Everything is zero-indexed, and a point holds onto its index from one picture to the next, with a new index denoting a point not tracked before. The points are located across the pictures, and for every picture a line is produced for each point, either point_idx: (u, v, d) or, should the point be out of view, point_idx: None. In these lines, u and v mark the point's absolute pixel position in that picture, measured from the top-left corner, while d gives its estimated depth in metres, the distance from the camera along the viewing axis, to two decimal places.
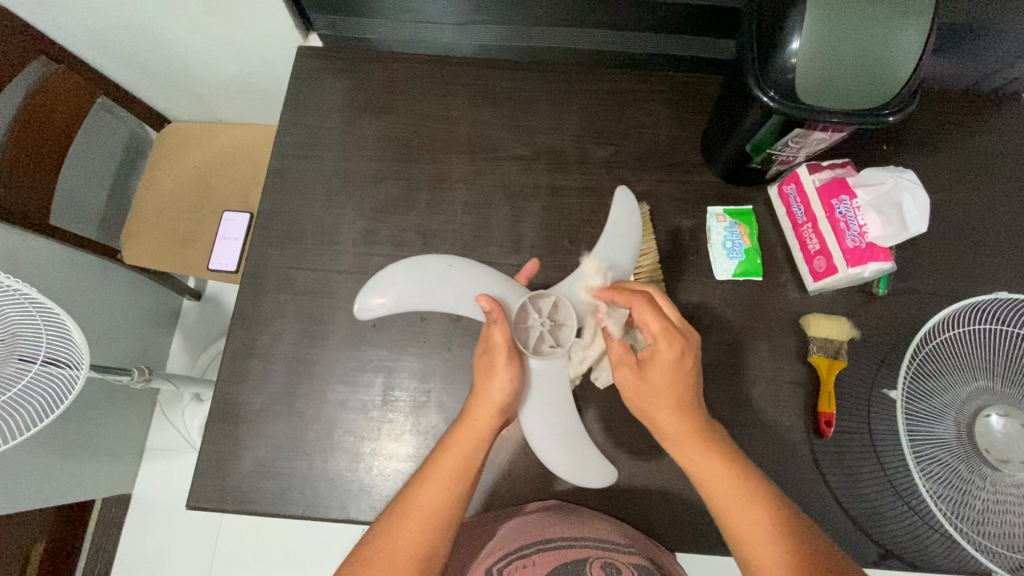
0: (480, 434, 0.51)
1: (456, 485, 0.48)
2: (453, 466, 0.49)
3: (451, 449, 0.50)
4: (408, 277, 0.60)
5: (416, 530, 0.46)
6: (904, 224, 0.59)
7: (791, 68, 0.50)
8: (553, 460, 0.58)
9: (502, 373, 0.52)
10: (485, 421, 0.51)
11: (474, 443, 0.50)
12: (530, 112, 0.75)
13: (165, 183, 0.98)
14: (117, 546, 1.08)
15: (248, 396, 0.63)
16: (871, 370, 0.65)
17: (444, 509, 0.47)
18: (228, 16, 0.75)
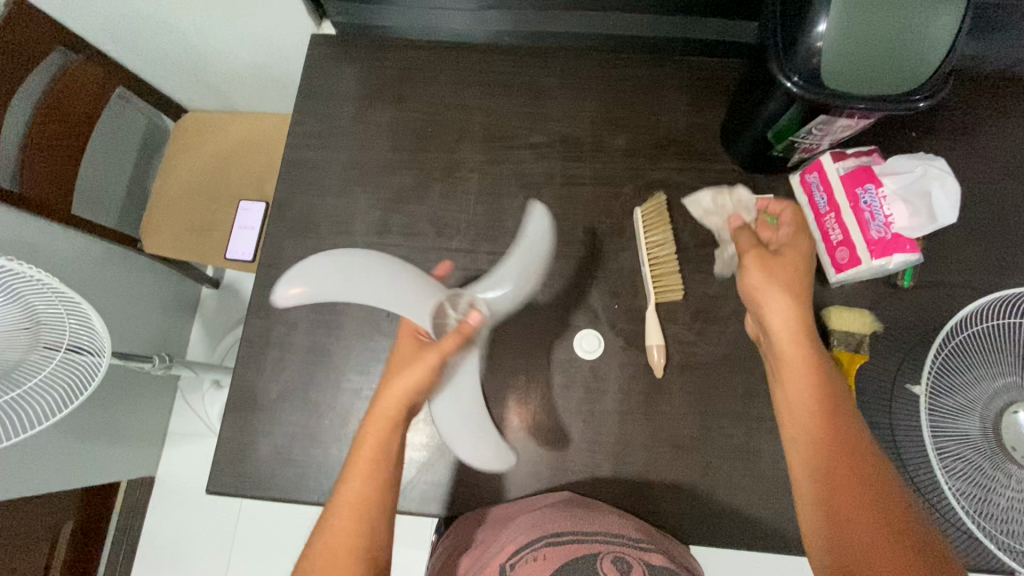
0: (389, 420, 0.52)
1: (377, 474, 0.50)
2: (371, 457, 0.50)
3: (367, 439, 0.51)
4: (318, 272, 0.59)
5: (349, 522, 0.47)
6: (933, 215, 0.57)
7: (817, 51, 0.48)
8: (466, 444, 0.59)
9: (419, 371, 0.53)
10: (393, 409, 0.52)
11: (377, 431, 0.51)
12: (544, 100, 0.74)
13: (183, 173, 0.99)
14: (142, 525, 1.12)
15: (264, 385, 0.64)
16: (894, 363, 0.63)
17: (370, 501, 0.49)
18: (241, 5, 0.75)
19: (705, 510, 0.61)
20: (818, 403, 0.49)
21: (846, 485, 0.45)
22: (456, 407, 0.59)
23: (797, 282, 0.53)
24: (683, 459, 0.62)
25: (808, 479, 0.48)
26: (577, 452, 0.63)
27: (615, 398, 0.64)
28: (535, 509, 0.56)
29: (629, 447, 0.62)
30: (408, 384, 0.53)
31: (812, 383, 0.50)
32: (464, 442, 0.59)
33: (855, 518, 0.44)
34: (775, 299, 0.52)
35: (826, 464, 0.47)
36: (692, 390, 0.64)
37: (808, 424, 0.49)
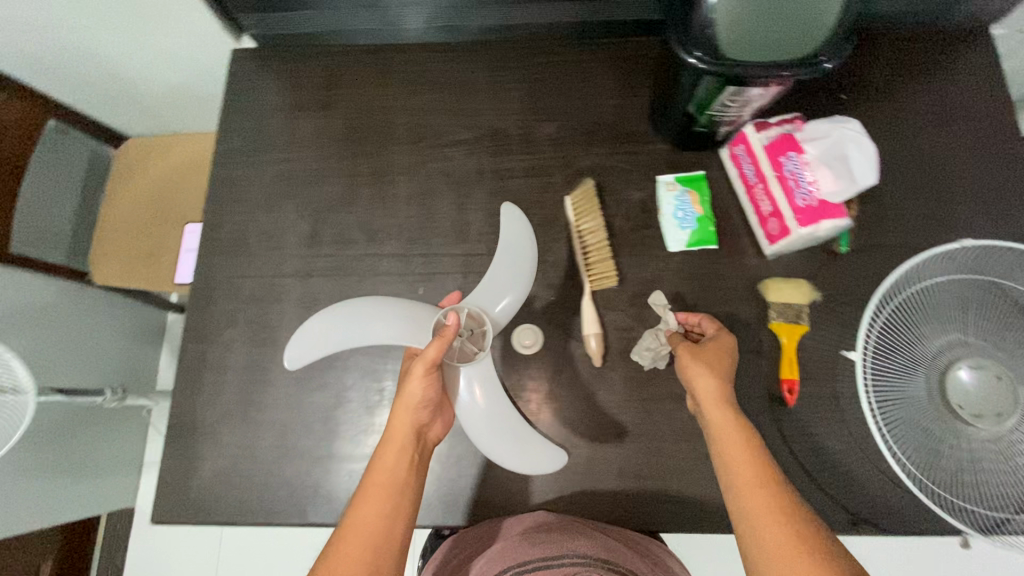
0: (402, 444, 0.53)
1: (390, 497, 0.51)
2: (383, 480, 0.51)
3: (379, 464, 0.52)
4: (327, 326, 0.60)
5: (358, 550, 0.48)
6: (853, 176, 0.55)
7: (711, 23, 0.47)
8: (504, 455, 0.59)
9: (417, 383, 0.54)
10: (403, 433, 0.53)
11: (393, 456, 0.52)
12: (470, 95, 0.72)
13: (126, 200, 0.97)
14: (124, 559, 1.11)
15: (203, 408, 0.63)
16: (835, 331, 0.63)
17: (380, 527, 0.49)
18: (157, 25, 0.73)
19: (653, 497, 0.60)
20: (751, 477, 0.48)
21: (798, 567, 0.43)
22: (485, 415, 0.59)
23: (726, 366, 0.55)
24: (629, 448, 0.62)
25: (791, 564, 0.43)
26: None
27: (558, 391, 0.63)
28: (507, 535, 0.57)
29: (574, 439, 0.62)
30: (408, 399, 0.54)
31: (741, 457, 0.49)
32: (504, 448, 0.59)
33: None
34: (704, 380, 0.53)
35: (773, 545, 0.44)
36: (634, 376, 0.63)
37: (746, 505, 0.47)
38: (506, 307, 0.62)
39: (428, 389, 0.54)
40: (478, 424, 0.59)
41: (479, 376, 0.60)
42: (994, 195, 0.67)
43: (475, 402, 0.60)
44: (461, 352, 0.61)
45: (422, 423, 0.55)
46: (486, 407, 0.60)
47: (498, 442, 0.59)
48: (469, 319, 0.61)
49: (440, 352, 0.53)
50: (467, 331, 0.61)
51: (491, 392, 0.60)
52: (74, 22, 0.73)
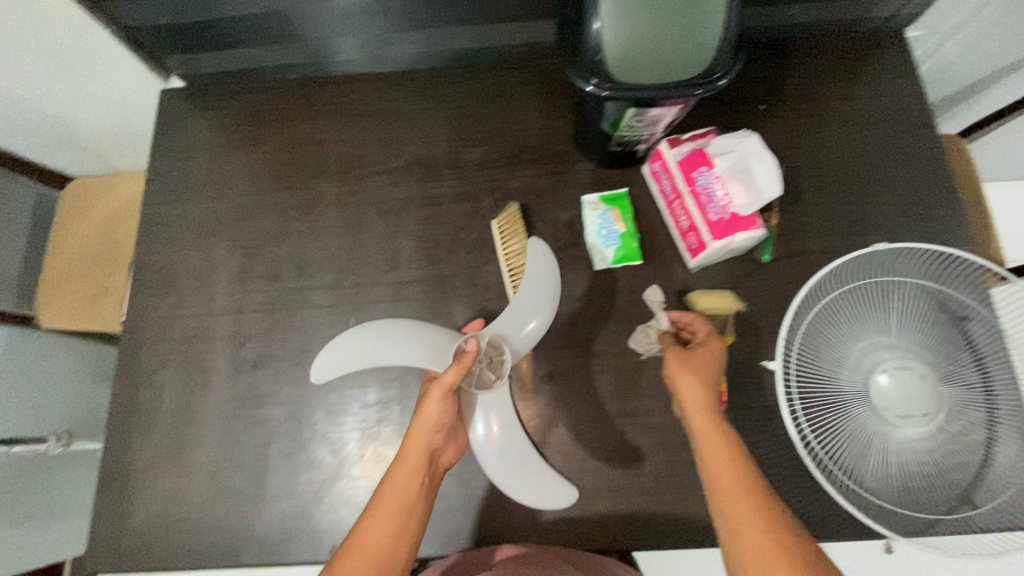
0: (415, 464, 0.53)
1: (399, 516, 0.51)
2: (395, 497, 0.51)
3: (391, 480, 0.53)
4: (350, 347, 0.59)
5: (361, 565, 0.48)
6: (757, 189, 0.56)
7: (599, 49, 0.48)
8: (514, 489, 0.58)
9: (434, 407, 0.54)
10: (417, 453, 0.54)
11: (407, 474, 0.53)
12: (397, 124, 0.73)
13: (71, 243, 0.97)
14: None
15: (135, 454, 0.63)
16: (761, 340, 0.63)
17: (386, 545, 0.49)
18: (82, 71, 0.74)
19: (588, 517, 0.60)
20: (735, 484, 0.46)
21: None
22: (500, 450, 0.59)
23: (712, 368, 0.54)
24: (563, 469, 0.62)
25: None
26: (459, 475, 0.62)
27: None
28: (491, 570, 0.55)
29: None
30: (424, 422, 0.54)
31: (724, 466, 0.48)
32: (519, 488, 0.58)
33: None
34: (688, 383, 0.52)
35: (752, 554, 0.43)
36: (566, 396, 0.63)
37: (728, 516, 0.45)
38: (528, 336, 0.61)
39: (444, 413, 0.55)
40: (494, 460, 0.59)
41: (496, 405, 0.60)
42: (912, 196, 0.68)
43: (494, 435, 0.59)
44: (480, 378, 0.61)
45: (436, 446, 0.56)
46: (502, 441, 0.59)
47: (513, 482, 0.58)
48: (491, 346, 0.61)
49: (457, 378, 0.54)
50: (487, 357, 0.61)
51: (506, 426, 0.60)
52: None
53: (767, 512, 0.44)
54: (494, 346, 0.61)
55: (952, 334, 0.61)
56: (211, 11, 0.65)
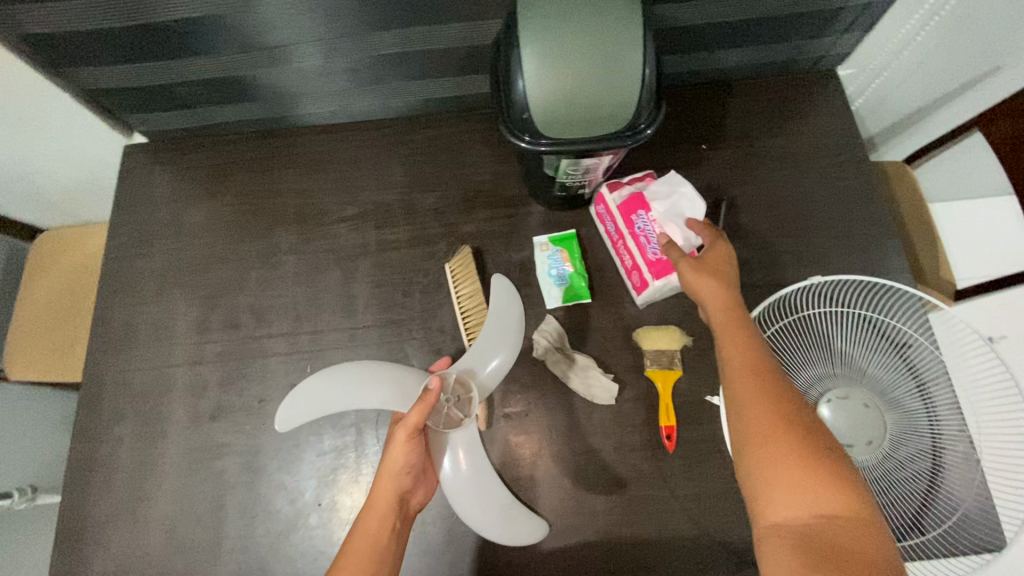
0: (383, 511, 0.54)
1: (367, 566, 0.52)
2: (364, 546, 0.52)
3: (361, 528, 0.53)
4: (321, 384, 0.60)
5: None
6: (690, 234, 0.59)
7: (524, 107, 0.51)
8: (487, 527, 0.58)
9: (400, 450, 0.54)
10: (384, 500, 0.54)
11: (378, 520, 0.54)
12: (355, 172, 0.76)
13: (39, 296, 0.98)
14: None
15: (90, 511, 0.62)
16: (710, 373, 0.65)
17: None
18: (45, 131, 0.76)
19: (543, 559, 0.61)
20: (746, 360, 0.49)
21: (774, 447, 0.44)
22: (471, 487, 0.59)
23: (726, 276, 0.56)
24: None
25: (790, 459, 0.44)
26: None
27: None
28: None
29: None
30: (391, 466, 0.54)
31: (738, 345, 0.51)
32: (493, 524, 0.58)
33: (782, 459, 0.44)
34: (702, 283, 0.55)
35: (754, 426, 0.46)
36: (519, 436, 0.64)
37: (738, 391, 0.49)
38: (495, 370, 0.62)
39: (410, 455, 0.55)
40: (466, 499, 0.58)
41: (466, 444, 0.60)
42: (851, 228, 0.71)
43: (465, 473, 0.59)
44: (448, 417, 0.60)
45: (405, 490, 0.56)
46: (471, 480, 0.59)
47: (486, 519, 0.58)
48: (458, 384, 0.61)
49: (421, 418, 0.54)
50: (454, 396, 0.61)
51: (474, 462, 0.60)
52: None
53: (776, 388, 0.47)
54: (459, 385, 0.61)
55: (894, 361, 0.63)
56: (171, 74, 0.68)
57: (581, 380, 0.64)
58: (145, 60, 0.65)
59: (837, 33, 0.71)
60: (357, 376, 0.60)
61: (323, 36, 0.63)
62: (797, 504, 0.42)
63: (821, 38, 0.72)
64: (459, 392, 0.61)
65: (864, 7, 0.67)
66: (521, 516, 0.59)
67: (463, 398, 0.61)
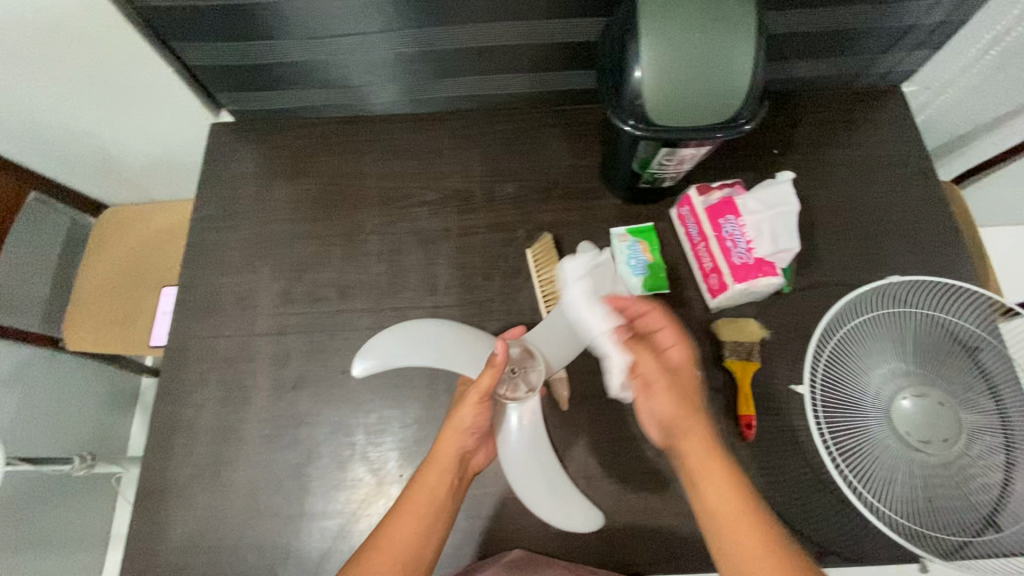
0: (445, 467, 0.57)
1: (423, 518, 0.54)
2: (424, 498, 0.55)
3: (424, 481, 0.56)
4: (397, 341, 0.65)
5: (389, 560, 0.52)
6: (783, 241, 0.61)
7: (637, 94, 0.53)
8: (539, 506, 0.61)
9: (469, 410, 0.58)
10: (449, 456, 0.57)
11: (439, 476, 0.57)
12: (437, 159, 0.78)
13: (101, 268, 1.00)
14: None
15: (173, 470, 0.64)
16: (785, 367, 0.66)
17: (413, 544, 0.53)
18: (139, 105, 0.79)
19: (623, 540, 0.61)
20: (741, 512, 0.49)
21: None
22: (525, 464, 0.62)
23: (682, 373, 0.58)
24: (599, 492, 0.63)
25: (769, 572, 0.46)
26: (491, 496, 0.64)
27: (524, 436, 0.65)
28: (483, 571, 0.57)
29: None
30: (458, 423, 0.58)
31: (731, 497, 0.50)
32: (543, 502, 0.61)
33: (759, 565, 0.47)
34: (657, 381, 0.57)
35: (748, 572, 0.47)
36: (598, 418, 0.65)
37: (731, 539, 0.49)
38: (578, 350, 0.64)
39: (478, 417, 0.58)
40: (519, 473, 0.62)
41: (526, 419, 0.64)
42: (918, 235, 0.73)
43: (522, 446, 0.62)
44: (512, 386, 0.64)
45: (466, 450, 0.59)
46: (528, 451, 0.63)
47: (538, 497, 0.61)
48: (523, 356, 0.65)
49: (493, 381, 0.57)
50: (519, 367, 0.64)
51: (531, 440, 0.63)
52: (51, 99, 0.77)
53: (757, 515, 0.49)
54: (526, 356, 0.65)
55: (963, 363, 0.65)
56: (259, 56, 0.70)
57: None
58: (238, 39, 0.68)
59: (905, 50, 0.73)
60: (430, 337, 0.65)
61: (415, 26, 0.66)
62: None
63: (888, 54, 0.74)
64: (523, 364, 0.64)
65: (936, 26, 0.69)
66: (575, 499, 0.61)
67: (529, 369, 0.64)
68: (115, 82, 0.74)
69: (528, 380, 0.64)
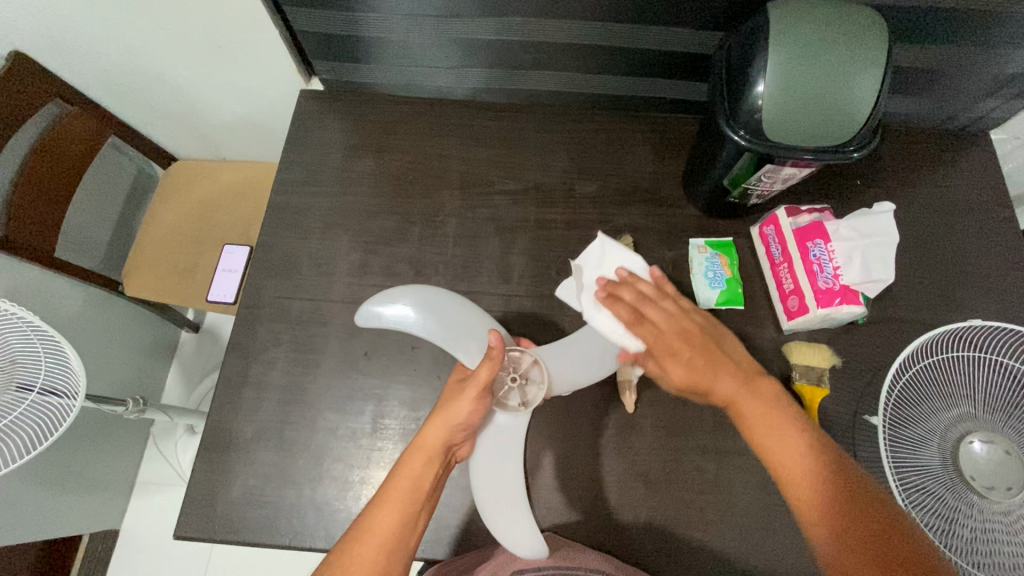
0: (431, 457, 0.54)
1: (409, 504, 0.52)
2: (407, 487, 0.52)
3: (406, 470, 0.53)
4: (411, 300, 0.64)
5: (372, 548, 0.49)
6: (873, 271, 0.63)
7: (759, 108, 0.53)
8: (491, 515, 0.59)
9: (465, 401, 0.55)
10: (435, 445, 0.54)
11: (424, 465, 0.53)
12: (520, 150, 0.78)
13: (166, 218, 1.01)
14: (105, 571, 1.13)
15: (238, 423, 0.64)
16: (852, 396, 0.67)
17: (395, 532, 0.50)
18: (233, 61, 0.80)
19: (680, 546, 0.62)
20: (802, 471, 0.47)
21: (817, 471, 0.47)
22: (492, 472, 0.61)
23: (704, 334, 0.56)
24: (659, 497, 0.63)
25: (805, 450, 0.48)
26: (551, 488, 0.64)
27: (588, 432, 0.65)
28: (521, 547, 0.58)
29: (605, 484, 0.63)
30: (452, 415, 0.55)
31: (776, 423, 0.50)
32: (495, 512, 0.59)
33: (793, 443, 0.49)
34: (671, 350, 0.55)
35: (794, 460, 0.48)
36: (663, 424, 0.65)
37: (769, 443, 0.50)
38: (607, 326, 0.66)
39: (473, 411, 0.55)
40: (483, 469, 0.61)
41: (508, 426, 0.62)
42: (997, 282, 0.72)
43: (495, 444, 0.62)
44: (506, 394, 0.62)
45: (453, 441, 0.56)
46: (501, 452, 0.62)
47: (488, 497, 0.60)
48: (531, 367, 0.64)
49: (491, 376, 0.55)
50: (521, 377, 0.63)
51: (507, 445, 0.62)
52: (146, 41, 0.78)
53: (776, 405, 0.51)
54: (533, 368, 0.64)
55: None
56: (359, 27, 0.69)
57: None
58: (340, 10, 0.67)
59: (1003, 99, 0.73)
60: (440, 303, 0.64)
61: (523, 16, 0.65)
62: (826, 480, 0.46)
63: (984, 100, 0.74)
64: (526, 375, 0.63)
65: None
66: (529, 516, 0.59)
67: (531, 382, 0.63)
68: (218, 35, 0.75)
69: (524, 395, 0.62)
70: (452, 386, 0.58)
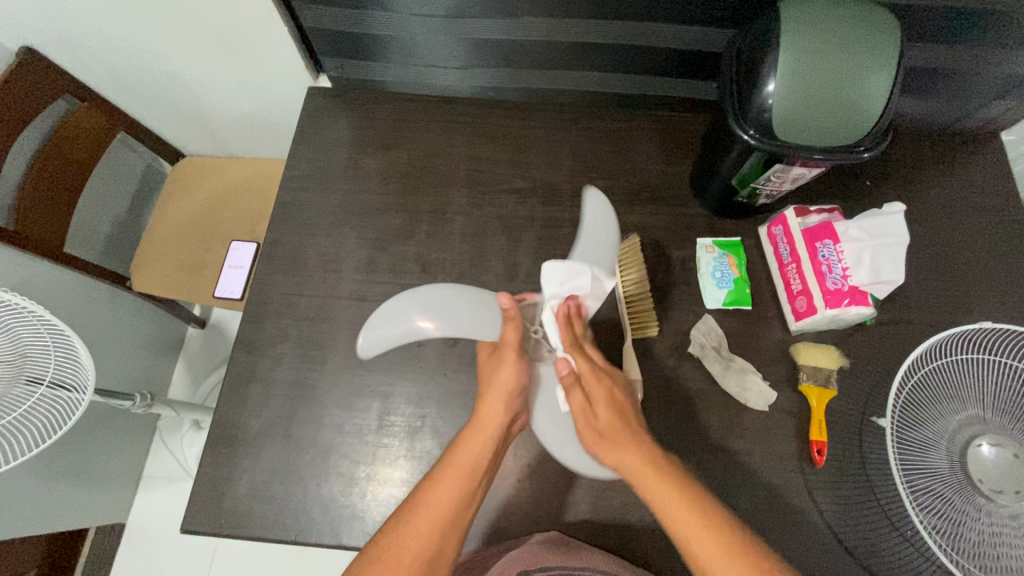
0: (489, 432, 0.55)
1: (467, 483, 0.52)
2: (465, 465, 0.53)
3: (462, 449, 0.54)
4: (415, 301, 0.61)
5: (427, 525, 0.50)
6: (882, 272, 0.62)
7: (769, 107, 0.53)
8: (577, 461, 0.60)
9: (508, 369, 0.57)
10: (494, 419, 0.56)
11: (482, 443, 0.55)
12: (527, 148, 0.78)
13: (174, 214, 1.02)
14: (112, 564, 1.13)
15: (245, 419, 0.65)
16: (860, 397, 0.67)
17: (450, 510, 0.51)
18: (242, 58, 0.80)
19: None
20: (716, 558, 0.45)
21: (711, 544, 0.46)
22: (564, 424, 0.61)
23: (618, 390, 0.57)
24: None
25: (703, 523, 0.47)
26: (556, 487, 0.64)
27: None
28: (528, 544, 0.58)
29: (610, 483, 0.63)
30: (503, 386, 0.57)
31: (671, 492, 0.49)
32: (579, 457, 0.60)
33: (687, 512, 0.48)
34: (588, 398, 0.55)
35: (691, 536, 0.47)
36: (669, 424, 0.65)
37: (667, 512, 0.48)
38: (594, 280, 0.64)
39: (518, 376, 0.57)
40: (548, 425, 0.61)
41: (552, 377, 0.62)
42: (1007, 284, 0.72)
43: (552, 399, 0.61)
44: (535, 345, 0.63)
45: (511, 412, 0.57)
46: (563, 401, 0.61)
47: (565, 446, 0.61)
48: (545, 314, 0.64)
49: (518, 335, 0.58)
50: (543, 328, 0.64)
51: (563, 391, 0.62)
52: (156, 39, 0.78)
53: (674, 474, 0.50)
54: None
55: None
56: (368, 25, 0.69)
57: (736, 382, 0.66)
58: (349, 8, 0.67)
59: (1014, 99, 0.72)
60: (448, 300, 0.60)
61: (531, 14, 0.65)
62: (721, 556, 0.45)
63: (996, 101, 0.73)
64: None
65: None
66: None
67: None
68: (227, 32, 0.75)
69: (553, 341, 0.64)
70: (493, 358, 0.60)
